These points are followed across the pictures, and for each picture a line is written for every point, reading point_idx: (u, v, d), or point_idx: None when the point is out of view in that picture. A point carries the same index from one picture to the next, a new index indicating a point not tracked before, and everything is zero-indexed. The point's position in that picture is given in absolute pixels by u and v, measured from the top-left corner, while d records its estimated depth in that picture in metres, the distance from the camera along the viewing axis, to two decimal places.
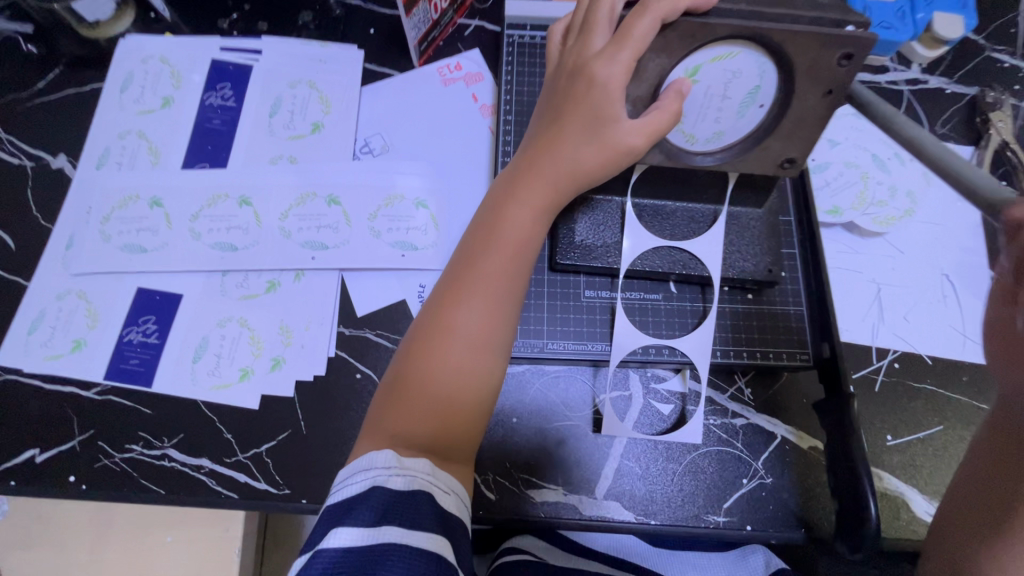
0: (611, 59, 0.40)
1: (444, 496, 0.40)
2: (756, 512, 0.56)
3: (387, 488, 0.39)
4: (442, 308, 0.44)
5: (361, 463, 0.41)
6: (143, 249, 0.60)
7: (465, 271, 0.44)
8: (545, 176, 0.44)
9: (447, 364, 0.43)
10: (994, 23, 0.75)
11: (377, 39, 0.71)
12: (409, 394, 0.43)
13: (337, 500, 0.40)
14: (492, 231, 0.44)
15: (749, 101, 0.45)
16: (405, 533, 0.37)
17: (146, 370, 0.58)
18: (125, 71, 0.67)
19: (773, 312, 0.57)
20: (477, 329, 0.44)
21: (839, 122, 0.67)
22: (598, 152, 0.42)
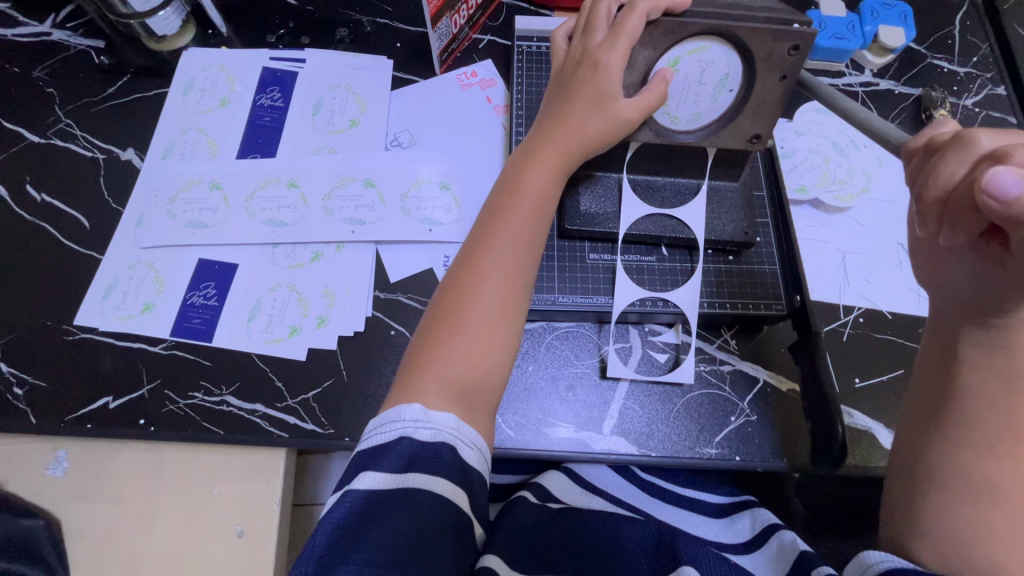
0: (610, 49, 0.51)
1: (465, 449, 0.46)
2: (744, 445, 0.63)
3: (414, 439, 0.44)
4: (474, 257, 0.53)
5: (391, 415, 0.46)
6: (204, 225, 0.70)
7: (494, 224, 0.54)
8: (560, 144, 0.54)
9: (481, 300, 0.51)
10: (933, 36, 0.87)
11: (404, 51, 0.82)
12: (445, 331, 0.51)
13: (366, 447, 0.45)
14: (517, 189, 0.54)
15: (721, 87, 0.56)
16: (429, 479, 0.43)
17: (207, 328, 0.66)
18: (187, 77, 0.78)
19: (752, 271, 0.67)
20: (503, 274, 0.52)
21: (803, 116, 0.78)
22: (601, 123, 0.53)
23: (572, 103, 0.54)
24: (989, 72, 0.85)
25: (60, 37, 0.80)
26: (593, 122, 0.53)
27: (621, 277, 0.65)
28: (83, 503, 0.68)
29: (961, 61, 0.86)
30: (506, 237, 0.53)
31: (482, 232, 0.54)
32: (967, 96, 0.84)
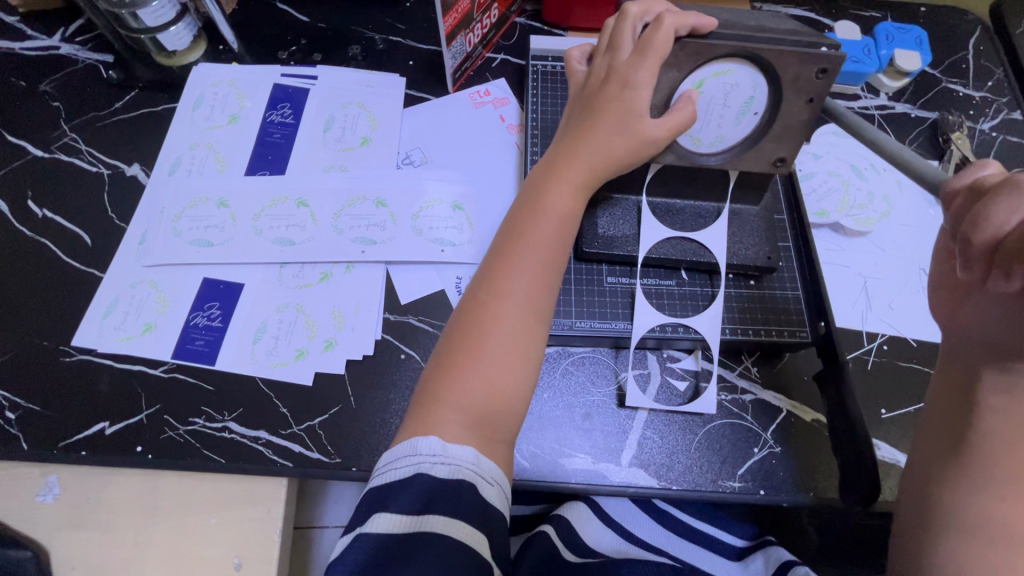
0: (638, 66, 0.49)
1: (486, 487, 0.44)
2: (768, 478, 0.61)
3: (430, 476, 0.43)
4: (493, 280, 0.50)
5: (407, 449, 0.45)
6: (210, 243, 0.68)
7: (515, 245, 0.51)
8: (586, 161, 0.52)
9: (501, 325, 0.49)
10: (946, 61, 0.87)
11: (417, 69, 0.81)
12: (463, 357, 0.48)
13: (380, 484, 0.44)
14: (539, 208, 0.52)
15: (748, 108, 0.54)
16: (447, 521, 0.41)
17: (211, 350, 0.63)
18: (197, 92, 0.76)
19: (774, 296, 0.65)
20: (524, 298, 0.50)
21: (820, 139, 0.77)
22: (628, 141, 0.51)
23: (598, 120, 0.52)
24: (1004, 97, 0.85)
25: (68, 51, 0.79)
26: (621, 140, 0.51)
27: (641, 301, 0.63)
28: (74, 533, 0.65)
29: (976, 85, 0.86)
30: (528, 258, 0.51)
31: (501, 253, 0.52)
32: (984, 120, 0.83)
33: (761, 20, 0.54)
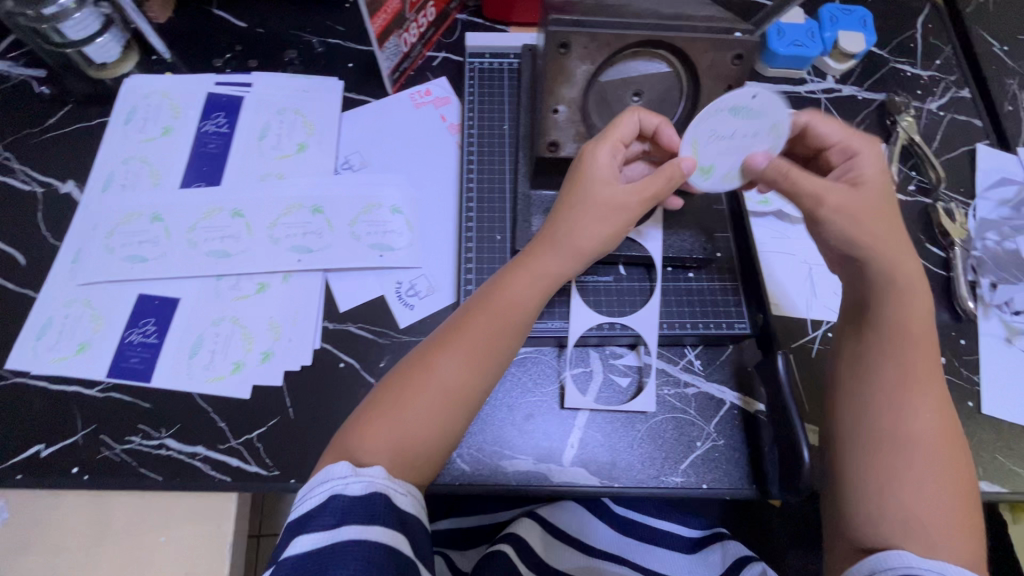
0: (604, 152, 0.53)
1: (398, 495, 0.49)
2: (710, 472, 0.61)
3: (345, 495, 0.47)
4: (426, 357, 0.54)
5: (323, 476, 0.49)
6: (143, 258, 0.67)
7: (454, 334, 0.55)
8: (548, 247, 0.55)
9: (423, 401, 0.53)
10: (895, 40, 0.86)
11: (355, 71, 0.80)
12: (381, 418, 0.52)
13: (297, 514, 0.48)
14: (493, 299, 0.55)
15: (776, 134, 0.53)
16: (360, 529, 0.45)
17: (146, 367, 0.63)
18: (128, 105, 0.75)
19: (710, 288, 0.65)
20: (448, 384, 0.53)
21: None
22: (604, 229, 0.54)
23: (575, 198, 0.54)
24: (952, 75, 0.84)
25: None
26: (587, 225, 0.54)
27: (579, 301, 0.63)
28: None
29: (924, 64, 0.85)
30: (462, 346, 0.54)
31: (441, 336, 0.55)
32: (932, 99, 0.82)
33: (678, 7, 0.53)
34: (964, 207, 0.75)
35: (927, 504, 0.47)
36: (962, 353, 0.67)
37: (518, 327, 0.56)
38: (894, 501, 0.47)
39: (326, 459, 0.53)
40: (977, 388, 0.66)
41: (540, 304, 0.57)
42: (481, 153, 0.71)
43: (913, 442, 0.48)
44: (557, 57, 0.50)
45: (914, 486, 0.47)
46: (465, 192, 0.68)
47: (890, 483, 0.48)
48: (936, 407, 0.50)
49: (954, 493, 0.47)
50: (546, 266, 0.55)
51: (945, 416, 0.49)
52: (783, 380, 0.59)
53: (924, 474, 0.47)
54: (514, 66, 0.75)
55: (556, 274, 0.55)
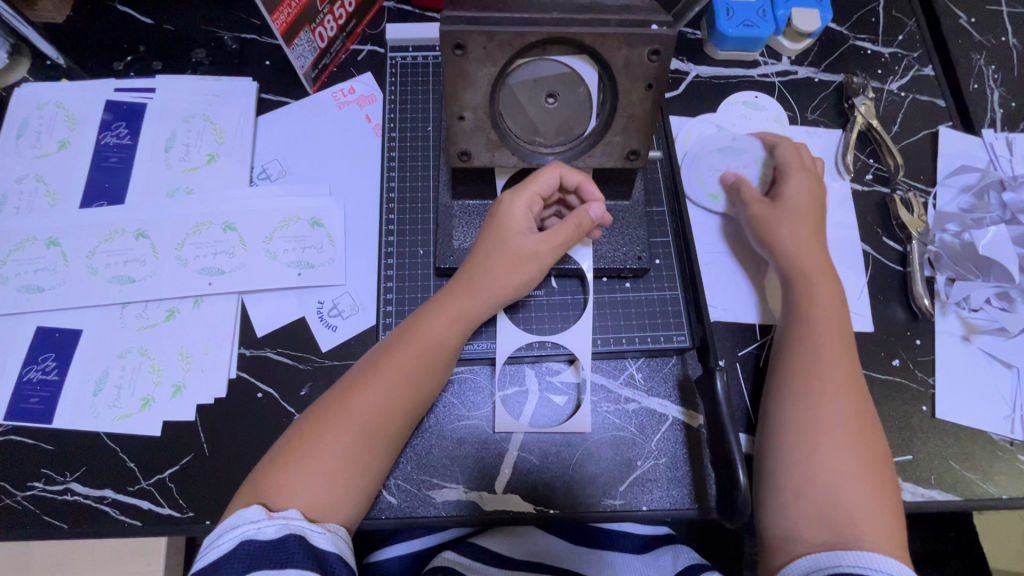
0: (515, 199, 0.53)
1: (317, 536, 0.46)
2: (650, 492, 0.58)
3: (257, 538, 0.44)
4: (346, 393, 0.52)
5: (231, 522, 0.45)
6: (40, 288, 0.62)
7: (373, 371, 0.52)
8: (466, 287, 0.54)
9: (340, 443, 0.50)
10: (856, 14, 0.80)
11: (272, 70, 0.74)
12: (294, 459, 0.49)
13: (202, 564, 0.43)
14: (414, 338, 0.53)
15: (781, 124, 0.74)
16: (272, 573, 0.41)
17: (47, 407, 0.58)
18: (20, 117, 0.69)
19: (650, 298, 0.62)
20: (365, 423, 0.51)
21: (727, 110, 0.74)
22: (514, 274, 0.53)
23: (488, 243, 0.54)
24: (915, 52, 0.79)
25: None
26: (501, 272, 0.53)
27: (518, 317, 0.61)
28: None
29: (885, 40, 0.79)
30: (382, 382, 0.52)
31: (358, 374, 0.53)
32: (893, 79, 0.77)
33: None
34: (923, 195, 0.71)
35: (847, 487, 0.48)
36: (917, 354, 0.64)
37: (440, 366, 0.54)
38: (815, 485, 0.48)
39: (236, 501, 0.49)
40: (931, 391, 0.63)
41: (462, 342, 0.55)
42: (404, 158, 0.65)
43: (829, 427, 0.50)
44: (454, 60, 0.45)
45: (832, 471, 0.49)
46: (386, 202, 0.64)
47: (810, 467, 0.49)
48: (847, 390, 0.52)
49: (871, 477, 0.49)
50: (464, 308, 0.54)
51: (859, 402, 0.52)
52: (720, 400, 0.55)
53: (840, 459, 0.49)
54: (439, 59, 0.69)
55: (474, 315, 0.54)
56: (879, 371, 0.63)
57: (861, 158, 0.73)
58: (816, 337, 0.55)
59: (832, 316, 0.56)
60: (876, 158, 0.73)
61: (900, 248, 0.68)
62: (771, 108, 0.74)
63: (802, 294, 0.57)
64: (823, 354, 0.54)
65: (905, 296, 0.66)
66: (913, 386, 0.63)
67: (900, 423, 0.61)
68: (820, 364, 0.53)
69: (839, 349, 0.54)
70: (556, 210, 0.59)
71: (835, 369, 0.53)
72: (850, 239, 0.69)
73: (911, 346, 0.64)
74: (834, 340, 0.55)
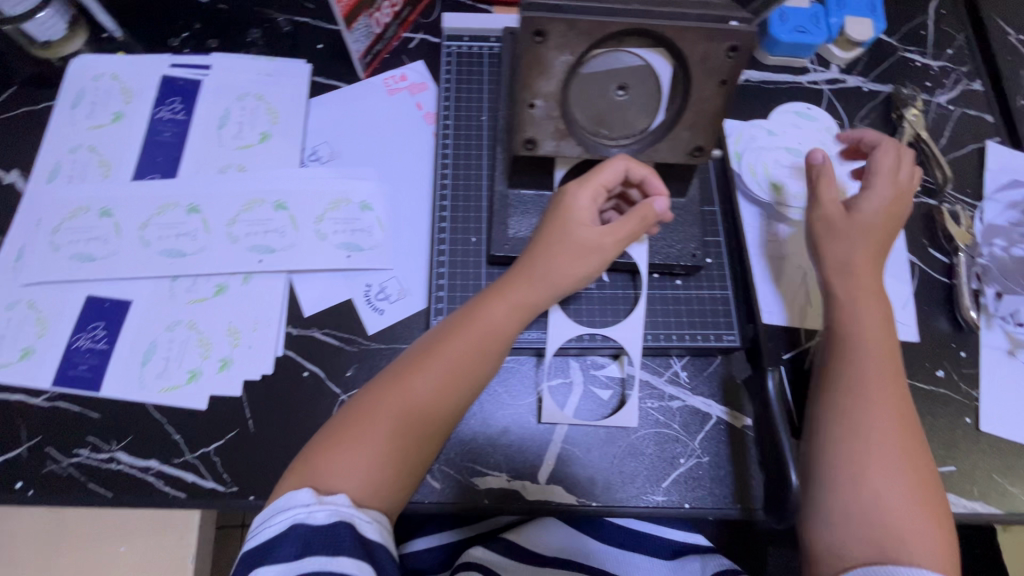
0: (580, 191, 0.52)
1: (364, 524, 0.46)
2: (694, 490, 0.58)
3: (309, 524, 0.44)
4: (401, 376, 0.52)
5: (284, 503, 0.46)
6: (92, 257, 0.62)
7: (430, 355, 0.52)
8: (526, 276, 0.53)
9: (395, 425, 0.50)
10: (906, 26, 0.80)
11: (324, 54, 0.74)
12: (349, 439, 0.49)
13: (257, 543, 0.45)
14: (470, 325, 0.53)
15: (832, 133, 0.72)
16: (326, 561, 0.42)
17: (95, 376, 0.59)
18: (76, 87, 0.69)
19: (701, 296, 0.62)
20: (422, 406, 0.51)
21: (780, 118, 0.72)
22: (574, 265, 0.53)
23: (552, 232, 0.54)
24: (964, 66, 0.79)
25: None
26: (562, 263, 0.53)
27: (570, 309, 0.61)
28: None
29: (934, 53, 0.79)
30: (440, 366, 0.52)
31: (415, 357, 0.53)
32: (941, 92, 0.77)
33: None
34: (970, 209, 0.71)
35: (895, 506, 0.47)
36: (962, 366, 0.64)
37: (496, 355, 0.54)
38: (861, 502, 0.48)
39: (284, 481, 0.49)
40: (975, 403, 0.63)
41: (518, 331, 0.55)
42: (457, 147, 0.66)
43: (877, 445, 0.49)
44: (533, 47, 0.45)
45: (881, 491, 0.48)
46: (439, 188, 0.64)
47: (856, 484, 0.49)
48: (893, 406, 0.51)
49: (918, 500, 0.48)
50: (523, 297, 0.54)
51: (905, 418, 0.51)
52: (771, 399, 0.59)
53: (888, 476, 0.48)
54: (495, 50, 0.70)
55: (532, 304, 0.54)
56: (924, 381, 0.63)
57: None
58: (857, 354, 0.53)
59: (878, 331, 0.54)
60: (923, 169, 0.73)
61: (946, 260, 0.69)
62: (824, 120, 0.73)
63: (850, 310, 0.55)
64: (867, 372, 0.52)
65: (951, 307, 0.66)
66: (957, 398, 0.63)
67: (944, 434, 0.61)
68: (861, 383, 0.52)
69: (885, 364, 0.53)
70: (615, 203, 0.58)
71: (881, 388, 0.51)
72: (896, 248, 0.69)
73: (955, 358, 0.64)
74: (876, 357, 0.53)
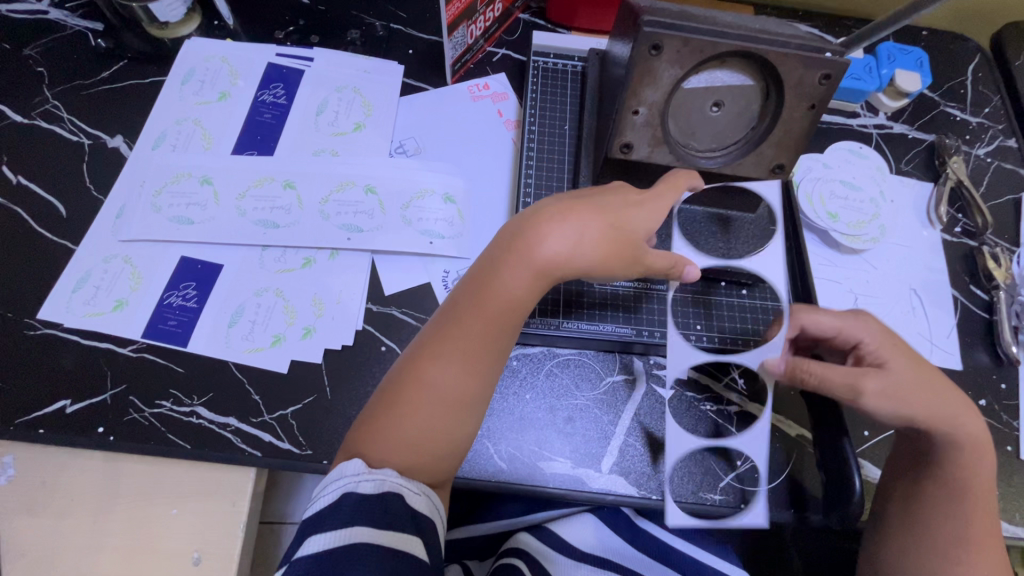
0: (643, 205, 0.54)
1: (413, 495, 0.48)
2: (750, 493, 0.60)
3: (356, 492, 0.46)
4: (418, 364, 0.52)
5: (335, 474, 0.48)
6: (191, 221, 0.65)
7: (441, 341, 0.52)
8: (552, 244, 0.52)
9: (419, 408, 0.51)
10: (947, 84, 0.87)
11: (415, 58, 0.79)
12: (378, 431, 0.50)
13: (310, 513, 0.47)
14: (487, 299, 0.53)
15: (883, 173, 0.77)
16: (371, 533, 0.44)
17: (184, 331, 0.61)
18: (187, 66, 0.74)
19: (764, 307, 0.65)
20: (445, 389, 0.51)
21: (834, 153, 0.77)
22: (606, 250, 0.53)
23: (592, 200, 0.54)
24: (1000, 124, 0.85)
25: (57, 17, 0.77)
26: (593, 233, 0.53)
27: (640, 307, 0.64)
28: (39, 514, 0.64)
29: (973, 110, 0.86)
30: (456, 347, 0.52)
31: (432, 337, 0.53)
32: (980, 145, 0.83)
33: (765, 25, 0.54)
34: (1008, 253, 0.76)
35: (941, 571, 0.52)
36: (1002, 397, 0.67)
37: (512, 327, 0.54)
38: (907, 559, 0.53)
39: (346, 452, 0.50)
40: (1016, 433, 0.65)
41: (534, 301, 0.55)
42: (540, 151, 0.70)
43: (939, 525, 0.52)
44: (646, 59, 0.50)
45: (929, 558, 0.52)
46: (523, 186, 0.68)
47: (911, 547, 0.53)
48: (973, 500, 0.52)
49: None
50: (541, 261, 0.53)
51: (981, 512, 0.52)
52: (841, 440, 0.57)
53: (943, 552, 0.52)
54: (578, 68, 0.75)
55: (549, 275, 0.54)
56: None
57: (950, 212, 0.78)
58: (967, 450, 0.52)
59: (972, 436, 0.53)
60: (964, 214, 0.78)
61: (986, 297, 0.73)
62: (876, 159, 0.77)
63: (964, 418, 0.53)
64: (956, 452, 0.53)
65: (992, 342, 0.70)
66: (998, 426, 0.66)
67: None
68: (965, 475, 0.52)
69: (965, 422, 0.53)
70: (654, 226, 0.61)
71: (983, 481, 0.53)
72: (940, 282, 0.73)
73: (996, 389, 0.68)
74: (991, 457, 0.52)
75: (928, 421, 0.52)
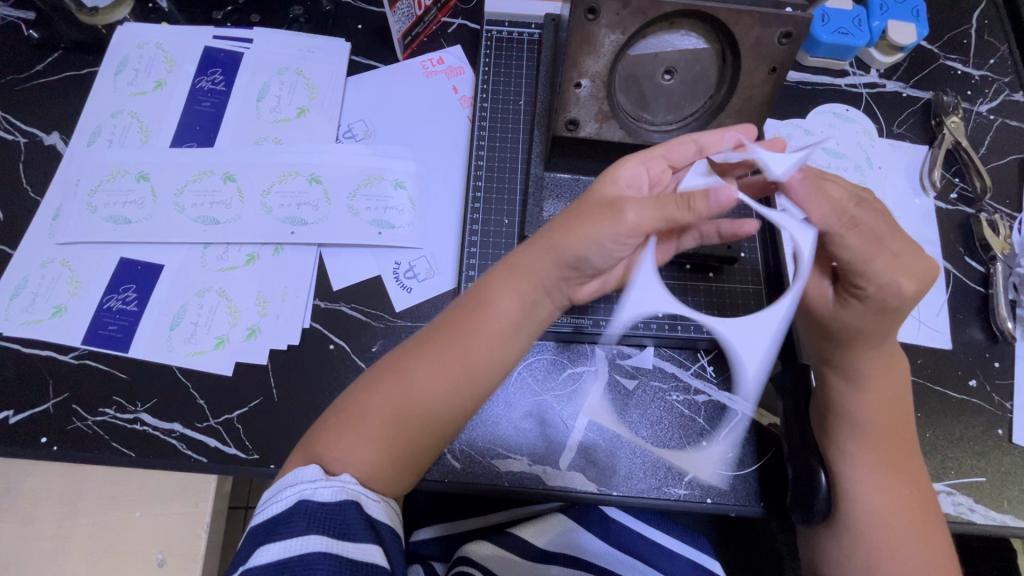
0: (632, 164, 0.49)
1: (371, 504, 0.44)
2: (717, 486, 0.57)
3: (313, 500, 0.42)
4: (398, 361, 0.48)
5: (289, 480, 0.44)
6: (128, 220, 0.63)
7: (425, 339, 0.49)
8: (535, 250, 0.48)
9: (392, 402, 0.46)
10: (948, 34, 0.79)
11: (364, 33, 0.74)
12: (344, 421, 0.46)
13: (262, 521, 0.42)
14: (475, 302, 0.49)
15: (872, 137, 0.73)
16: (330, 541, 0.40)
17: (124, 336, 0.59)
18: (121, 54, 0.71)
19: (733, 289, 0.61)
20: (424, 392, 0.47)
21: (818, 118, 0.73)
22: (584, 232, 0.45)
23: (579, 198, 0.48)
24: (1007, 76, 0.77)
25: None
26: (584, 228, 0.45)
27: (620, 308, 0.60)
28: None
29: (977, 63, 0.78)
30: (439, 351, 0.48)
31: (419, 337, 0.50)
32: (982, 101, 0.76)
33: None
34: (1009, 219, 0.70)
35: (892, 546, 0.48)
36: (995, 376, 0.63)
37: (503, 338, 0.49)
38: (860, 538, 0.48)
39: (290, 461, 0.47)
40: (1009, 415, 0.61)
41: (528, 315, 0.50)
42: (493, 130, 0.65)
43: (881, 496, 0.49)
44: (584, 24, 0.47)
45: (882, 536, 0.48)
46: (474, 169, 0.64)
47: (862, 526, 0.48)
48: (903, 468, 0.50)
49: (923, 513, 0.49)
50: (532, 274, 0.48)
51: (914, 480, 0.50)
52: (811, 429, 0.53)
53: (891, 526, 0.48)
54: (534, 37, 0.70)
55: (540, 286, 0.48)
56: (957, 391, 0.62)
57: (946, 176, 0.72)
58: (863, 387, 0.50)
59: (891, 401, 0.51)
60: (962, 177, 0.71)
61: (982, 269, 0.67)
62: (863, 121, 0.73)
63: (886, 382, 0.50)
64: (882, 415, 0.50)
65: (987, 317, 0.65)
66: (990, 409, 0.61)
67: (974, 444, 0.60)
68: (873, 405, 0.50)
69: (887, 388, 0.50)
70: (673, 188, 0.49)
71: (888, 403, 0.50)
72: (933, 254, 0.68)
73: (989, 368, 0.63)
74: (882, 374, 0.50)
75: (855, 384, 0.50)
